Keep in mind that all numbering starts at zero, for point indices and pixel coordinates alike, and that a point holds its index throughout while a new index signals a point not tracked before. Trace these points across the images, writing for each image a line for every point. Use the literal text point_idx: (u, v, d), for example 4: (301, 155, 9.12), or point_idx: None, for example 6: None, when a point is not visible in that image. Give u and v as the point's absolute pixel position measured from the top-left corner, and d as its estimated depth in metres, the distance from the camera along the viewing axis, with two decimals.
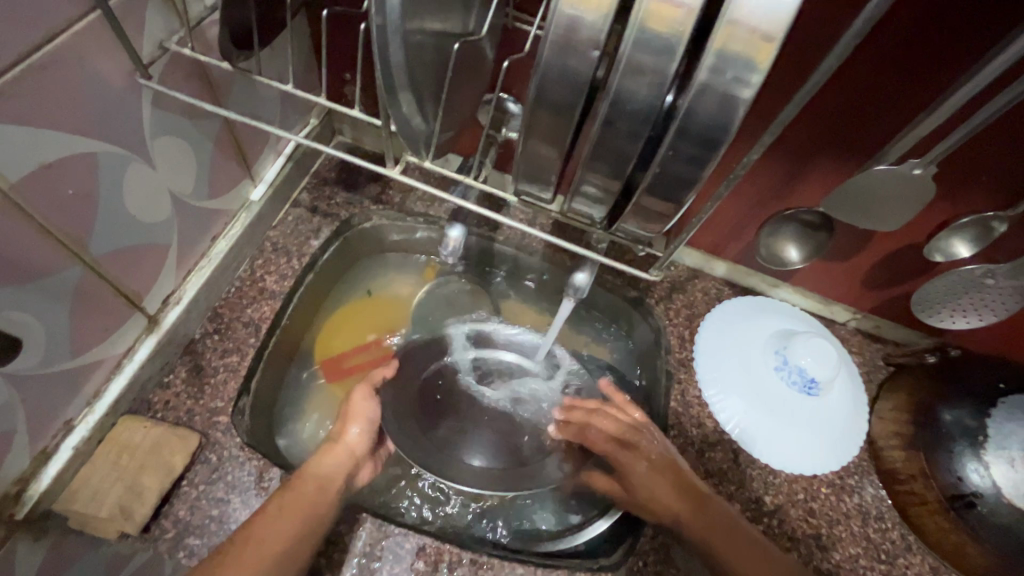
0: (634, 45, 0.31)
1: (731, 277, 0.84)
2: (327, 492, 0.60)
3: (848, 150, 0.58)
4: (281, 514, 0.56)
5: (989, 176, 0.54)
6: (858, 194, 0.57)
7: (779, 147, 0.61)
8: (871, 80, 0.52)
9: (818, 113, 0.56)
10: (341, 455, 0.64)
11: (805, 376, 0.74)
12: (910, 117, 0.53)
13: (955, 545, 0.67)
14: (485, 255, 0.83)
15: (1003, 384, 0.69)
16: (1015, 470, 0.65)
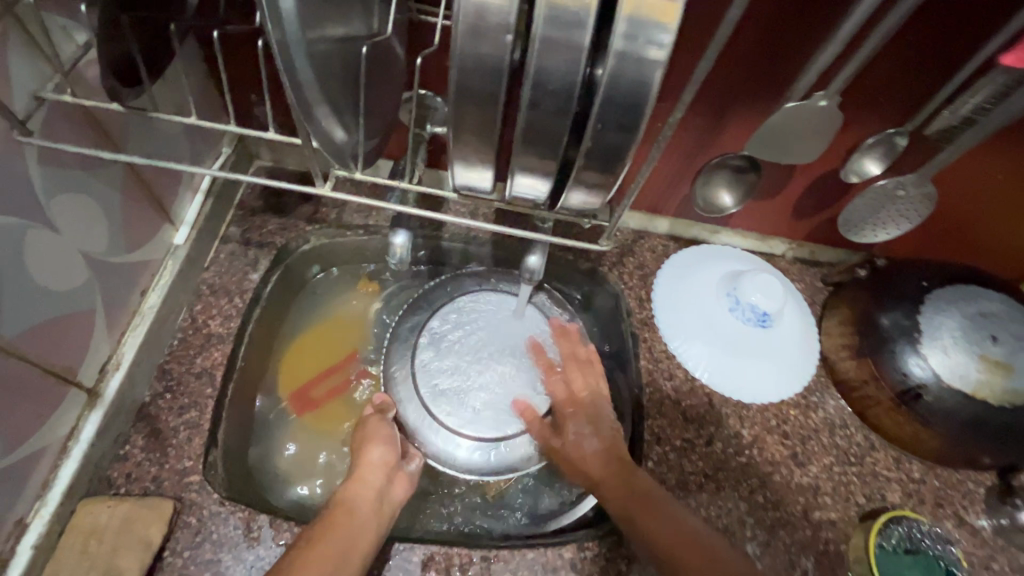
0: (549, 22, 0.31)
1: (675, 231, 0.88)
2: (361, 517, 0.56)
3: (759, 92, 0.61)
4: (313, 548, 0.51)
5: (886, 97, 0.58)
6: (777, 135, 0.60)
7: (697, 102, 0.63)
8: (767, 22, 0.54)
9: (726, 62, 0.58)
10: (367, 478, 0.60)
11: (757, 311, 0.78)
12: (809, 51, 0.56)
13: (913, 436, 0.73)
14: (437, 255, 0.83)
15: (926, 282, 0.75)
16: (949, 357, 0.70)
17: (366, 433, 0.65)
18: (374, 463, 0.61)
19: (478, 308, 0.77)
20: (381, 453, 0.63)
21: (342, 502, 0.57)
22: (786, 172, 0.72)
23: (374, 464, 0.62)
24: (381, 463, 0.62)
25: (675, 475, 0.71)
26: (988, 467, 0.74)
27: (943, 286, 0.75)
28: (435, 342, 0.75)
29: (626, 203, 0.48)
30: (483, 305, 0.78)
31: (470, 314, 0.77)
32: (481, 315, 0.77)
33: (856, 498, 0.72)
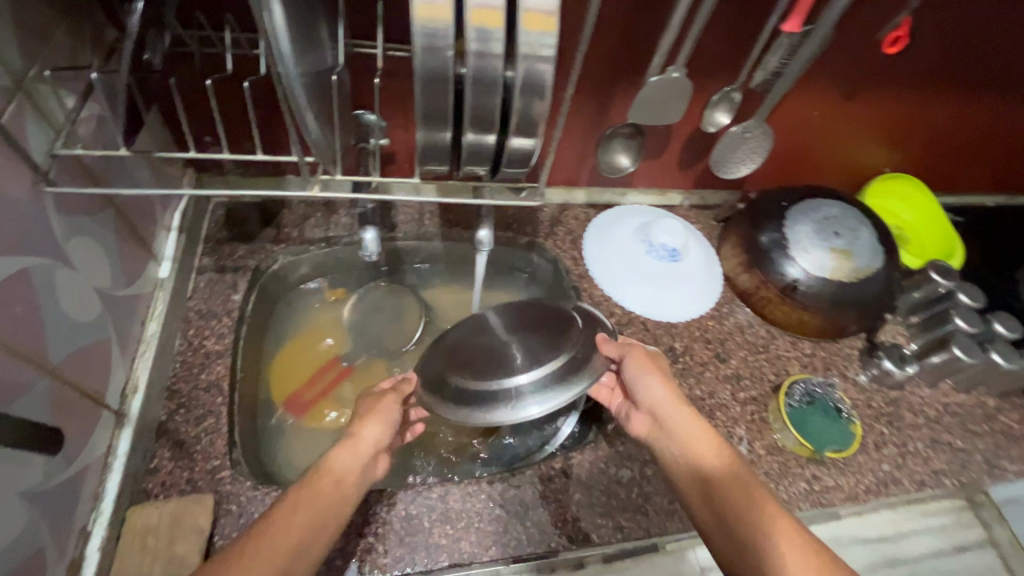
0: (476, 40, 0.41)
1: (592, 200, 1.06)
2: (344, 487, 0.61)
3: (628, 73, 0.79)
4: (297, 509, 0.57)
5: (721, 64, 0.77)
6: (648, 103, 0.77)
7: (585, 86, 0.80)
8: (620, 18, 0.72)
9: (598, 53, 0.75)
10: (358, 450, 0.65)
11: (667, 249, 0.97)
12: (656, 37, 0.74)
13: (798, 319, 0.94)
14: (395, 256, 1.01)
15: (785, 203, 0.98)
16: (809, 255, 0.91)
17: (368, 412, 0.69)
18: (369, 439, 0.66)
19: (498, 314, 0.81)
20: (377, 431, 0.67)
21: (330, 471, 0.62)
22: (665, 134, 0.91)
23: (368, 440, 0.66)
24: (374, 439, 0.67)
25: None
26: (857, 332, 0.96)
27: (796, 203, 0.98)
28: (461, 342, 0.77)
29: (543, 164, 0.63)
30: (500, 312, 0.81)
31: (490, 318, 0.80)
32: (500, 316, 0.80)
33: (768, 377, 0.91)
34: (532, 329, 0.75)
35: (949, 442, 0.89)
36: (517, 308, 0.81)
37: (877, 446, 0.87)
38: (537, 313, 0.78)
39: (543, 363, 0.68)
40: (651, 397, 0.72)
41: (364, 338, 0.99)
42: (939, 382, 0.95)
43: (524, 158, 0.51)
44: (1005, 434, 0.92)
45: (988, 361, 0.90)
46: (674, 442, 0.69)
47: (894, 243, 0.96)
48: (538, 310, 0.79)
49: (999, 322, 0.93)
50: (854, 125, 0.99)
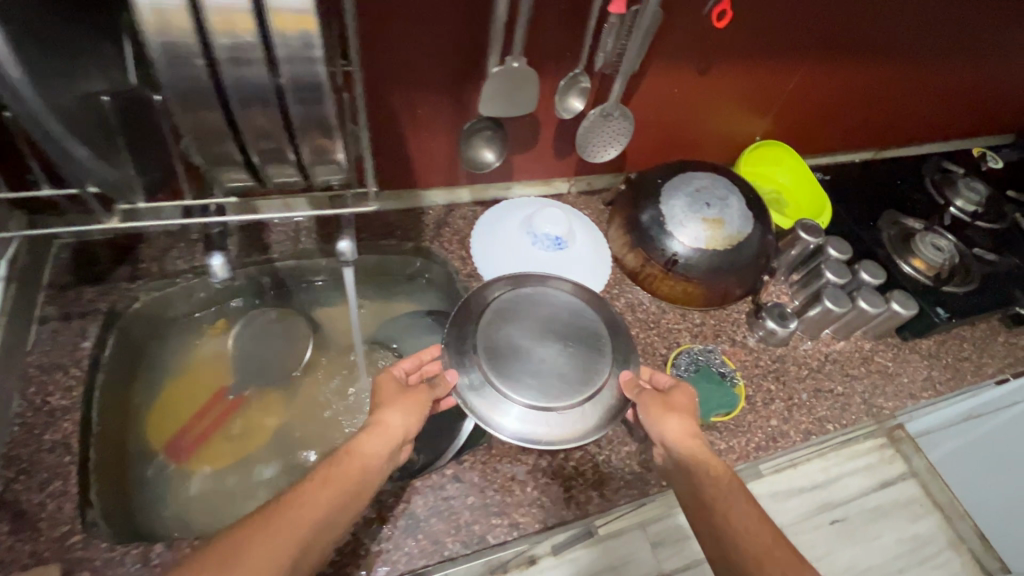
0: (228, 51, 0.39)
1: (477, 197, 1.05)
2: (369, 471, 0.65)
3: (467, 71, 0.78)
4: (324, 485, 0.61)
5: (561, 50, 0.76)
6: (494, 95, 0.76)
7: (428, 86, 0.79)
8: (441, 15, 0.71)
9: (429, 55, 0.75)
10: (386, 435, 0.69)
11: (551, 237, 0.98)
12: (481, 32, 0.74)
13: (685, 291, 0.97)
14: (276, 280, 0.96)
15: (660, 180, 1.00)
16: (684, 229, 0.94)
17: (401, 399, 0.72)
18: (395, 427, 0.70)
19: (529, 306, 0.85)
20: (400, 421, 0.71)
21: (359, 454, 0.66)
22: (530, 125, 0.91)
23: (393, 426, 0.70)
24: (400, 426, 0.70)
25: None
26: (741, 297, 0.99)
27: (670, 179, 1.00)
28: (498, 334, 0.81)
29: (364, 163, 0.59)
30: (531, 304, 0.85)
31: (522, 311, 0.84)
32: (534, 311, 0.84)
33: (659, 351, 0.94)
34: (564, 346, 0.81)
35: (831, 389, 0.94)
36: (549, 306, 0.85)
37: (765, 403, 0.90)
38: (567, 323, 0.84)
39: (579, 392, 0.77)
40: (664, 435, 0.72)
41: (252, 368, 0.95)
42: (820, 333, 1.00)
43: (329, 163, 0.49)
44: (881, 373, 0.98)
45: (857, 308, 0.96)
46: (685, 478, 0.68)
47: (763, 208, 1.00)
48: (567, 316, 0.85)
49: (864, 271, 0.99)
50: (723, 101, 1.03)
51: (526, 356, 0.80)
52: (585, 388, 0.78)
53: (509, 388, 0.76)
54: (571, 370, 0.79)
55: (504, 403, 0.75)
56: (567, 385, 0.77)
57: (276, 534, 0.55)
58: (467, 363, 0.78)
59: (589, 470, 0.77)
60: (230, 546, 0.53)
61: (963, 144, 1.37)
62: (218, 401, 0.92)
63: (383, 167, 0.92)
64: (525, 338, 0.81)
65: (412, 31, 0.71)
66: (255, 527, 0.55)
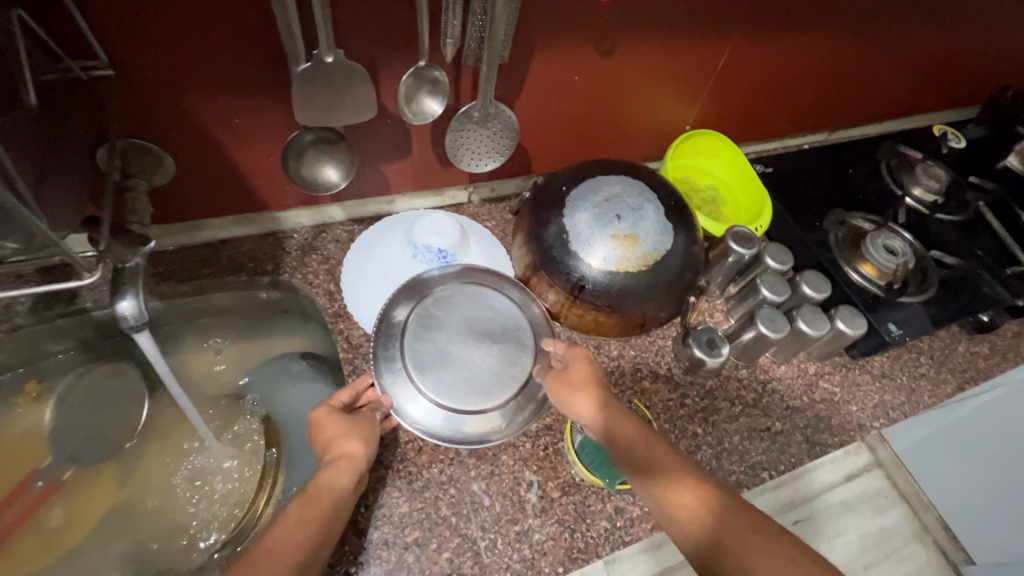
0: None
1: (352, 214, 0.87)
2: (341, 506, 0.58)
3: (272, 74, 0.61)
4: (299, 528, 0.54)
5: (391, 35, 0.59)
6: (305, 97, 0.58)
7: (222, 94, 0.61)
8: (201, 3, 0.52)
9: (207, 57, 0.57)
10: (354, 465, 0.61)
11: (435, 250, 0.81)
12: (271, 27, 0.56)
13: (597, 320, 0.82)
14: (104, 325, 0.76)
15: (565, 187, 0.83)
16: (591, 246, 0.78)
17: (351, 425, 0.64)
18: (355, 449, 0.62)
19: (455, 298, 0.77)
20: (360, 444, 0.63)
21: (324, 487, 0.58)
22: (392, 129, 0.73)
23: (356, 454, 0.62)
24: (362, 452, 0.63)
25: (392, 449, 0.69)
26: (665, 320, 0.84)
27: (577, 185, 0.83)
28: (421, 326, 0.74)
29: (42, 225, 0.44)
30: (459, 295, 0.77)
31: (449, 301, 0.77)
32: (463, 308, 0.77)
33: None
34: (492, 341, 0.75)
35: (768, 427, 0.81)
36: (476, 295, 0.78)
37: (690, 452, 0.77)
38: (496, 314, 0.77)
39: (517, 388, 0.72)
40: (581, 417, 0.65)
41: (72, 439, 0.75)
42: (758, 359, 0.86)
43: None
44: (826, 403, 0.85)
45: (797, 331, 0.82)
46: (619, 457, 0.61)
47: (688, 215, 0.84)
48: (497, 305, 0.78)
49: (805, 284, 0.84)
50: (637, 87, 0.86)
51: (457, 358, 0.73)
52: (522, 382, 0.73)
53: (442, 399, 0.69)
54: (506, 364, 0.74)
55: (439, 415, 0.69)
56: (504, 383, 0.72)
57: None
58: (393, 378, 0.70)
59: (467, 561, 0.64)
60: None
61: (921, 120, 1.23)
62: (23, 492, 0.73)
63: (212, 190, 0.73)
64: (454, 339, 0.74)
65: (171, 24, 0.53)
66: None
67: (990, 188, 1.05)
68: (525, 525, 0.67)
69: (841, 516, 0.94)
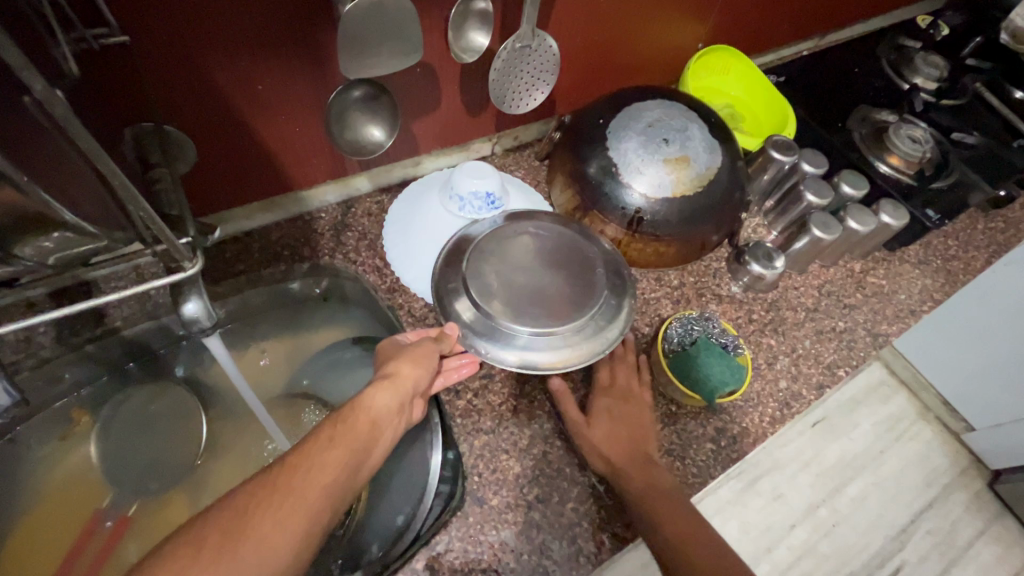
0: None
1: (378, 183, 0.81)
2: (381, 429, 0.53)
3: (303, 22, 0.54)
4: (331, 445, 0.49)
5: None
6: (350, 45, 0.52)
7: (251, 54, 0.54)
8: None
9: (234, 8, 0.50)
10: (398, 387, 0.56)
11: (483, 196, 0.78)
12: None
13: (657, 252, 0.80)
14: (133, 344, 0.69)
15: (602, 119, 0.80)
16: (644, 173, 0.75)
17: (406, 351, 0.61)
18: (407, 373, 0.58)
19: (517, 236, 0.74)
20: (412, 370, 0.59)
21: (365, 409, 0.53)
22: (423, 81, 0.68)
23: (405, 377, 0.58)
24: (413, 376, 0.58)
25: (488, 414, 0.67)
26: (718, 243, 0.84)
27: (614, 115, 0.80)
28: (490, 255, 0.71)
29: (141, 206, 0.38)
30: (544, 233, 0.75)
31: (514, 238, 0.73)
32: (528, 244, 0.73)
33: (641, 330, 0.78)
34: (561, 270, 0.72)
35: (833, 327, 0.83)
36: (550, 237, 0.74)
37: (770, 364, 0.78)
38: (579, 265, 0.72)
39: (592, 307, 0.68)
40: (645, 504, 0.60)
41: (133, 469, 0.71)
42: (809, 265, 0.87)
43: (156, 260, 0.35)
44: (878, 295, 0.88)
45: (848, 230, 0.83)
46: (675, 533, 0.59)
47: (728, 132, 0.82)
48: (576, 253, 0.74)
49: (845, 184, 0.85)
50: (657, 5, 0.82)
51: (525, 287, 0.69)
52: (597, 302, 0.69)
53: (518, 326, 0.66)
54: (577, 287, 0.70)
55: (517, 343, 0.65)
56: (578, 303, 0.69)
57: (276, 508, 0.43)
58: (464, 314, 0.67)
59: (593, 507, 0.64)
60: (234, 516, 0.42)
61: (904, 12, 1.24)
62: (96, 533, 0.68)
63: (233, 175, 0.66)
64: (520, 273, 0.70)
65: None
66: (261, 498, 0.43)
67: (986, 67, 1.08)
68: None
69: (852, 411, 1.12)
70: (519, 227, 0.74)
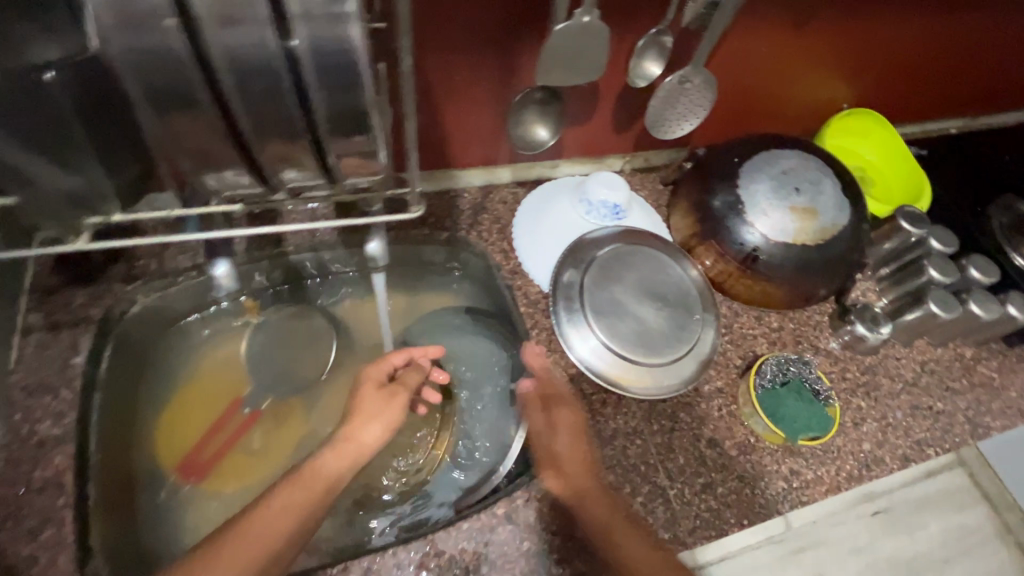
0: None
1: (518, 176, 0.91)
2: (331, 486, 0.59)
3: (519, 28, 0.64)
4: (280, 510, 0.56)
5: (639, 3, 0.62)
6: (554, 59, 0.61)
7: (469, 49, 0.65)
8: None
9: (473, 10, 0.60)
10: (355, 449, 0.61)
11: (609, 205, 0.86)
12: None
13: (763, 291, 0.83)
14: (291, 271, 0.83)
15: (737, 158, 0.84)
16: (769, 217, 0.79)
17: (376, 408, 0.65)
18: (369, 434, 0.63)
19: (634, 258, 0.82)
20: (375, 430, 0.63)
21: (316, 469, 0.59)
22: (589, 94, 0.76)
23: (364, 440, 0.62)
24: (370, 439, 0.63)
25: (579, 399, 0.74)
26: (826, 297, 0.85)
27: (750, 157, 0.83)
28: (606, 273, 0.80)
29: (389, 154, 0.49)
30: (653, 262, 0.83)
31: (631, 260, 0.82)
32: (641, 270, 0.82)
33: (734, 361, 0.81)
34: (663, 304, 0.80)
35: (929, 406, 0.83)
36: (662, 265, 0.83)
37: (856, 425, 0.79)
38: (673, 299, 0.81)
39: (682, 348, 0.77)
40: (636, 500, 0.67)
41: (267, 372, 0.82)
42: (915, 340, 0.87)
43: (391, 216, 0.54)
44: (985, 387, 0.86)
45: (966, 313, 0.82)
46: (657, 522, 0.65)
47: (861, 193, 0.84)
48: (681, 289, 0.82)
49: (973, 267, 0.84)
50: (816, 59, 0.86)
51: (631, 313, 0.78)
52: (688, 344, 0.78)
53: (618, 349, 0.75)
54: (674, 324, 0.79)
55: (614, 362, 0.75)
56: (672, 341, 0.77)
57: (238, 555, 0.53)
58: (574, 322, 0.76)
59: (659, 506, 0.69)
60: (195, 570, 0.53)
61: None
62: (232, 415, 0.80)
63: (420, 148, 0.78)
64: (629, 297, 0.79)
65: None
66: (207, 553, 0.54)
67: None
68: (708, 478, 0.71)
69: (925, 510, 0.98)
70: (638, 250, 0.83)
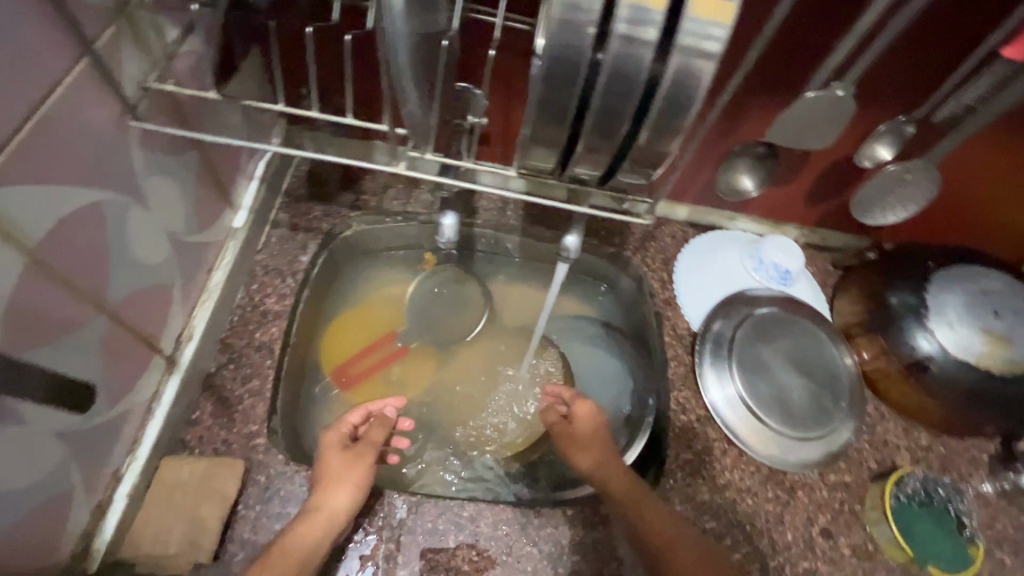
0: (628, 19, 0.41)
1: (693, 218, 0.93)
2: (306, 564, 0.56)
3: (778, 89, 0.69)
4: None
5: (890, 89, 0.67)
6: (796, 125, 0.67)
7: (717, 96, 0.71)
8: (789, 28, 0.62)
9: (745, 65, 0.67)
10: (328, 514, 0.59)
11: (779, 269, 0.87)
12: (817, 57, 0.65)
13: (921, 404, 0.79)
14: (467, 241, 0.90)
15: (931, 262, 0.81)
16: (955, 330, 0.74)
17: (338, 475, 0.62)
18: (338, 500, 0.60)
19: (793, 327, 0.82)
20: (346, 494, 0.61)
21: (288, 549, 0.56)
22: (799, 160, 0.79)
23: (337, 505, 0.60)
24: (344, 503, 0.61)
25: (700, 440, 0.76)
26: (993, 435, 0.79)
27: (947, 266, 0.80)
28: (761, 332, 0.81)
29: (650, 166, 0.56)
30: (811, 336, 0.82)
31: (788, 328, 0.82)
32: (797, 340, 0.82)
33: (869, 463, 0.77)
34: (811, 379, 0.79)
35: None
36: (820, 342, 0.82)
37: None
38: (824, 378, 0.80)
39: (821, 429, 0.76)
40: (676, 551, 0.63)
41: (422, 318, 0.91)
42: None
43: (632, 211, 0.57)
44: None
45: None
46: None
47: None
48: (834, 371, 0.81)
49: None
50: None
51: (775, 378, 0.79)
52: (827, 427, 0.77)
53: (753, 407, 0.77)
54: (818, 404, 0.78)
55: (746, 417, 0.76)
56: (811, 418, 0.77)
57: None
58: (716, 367, 0.79)
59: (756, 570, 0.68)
60: None
61: None
62: (385, 345, 0.90)
63: None
64: (777, 362, 0.80)
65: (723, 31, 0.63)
66: None
67: None
68: (812, 564, 0.70)
69: None
70: (799, 320, 0.83)
